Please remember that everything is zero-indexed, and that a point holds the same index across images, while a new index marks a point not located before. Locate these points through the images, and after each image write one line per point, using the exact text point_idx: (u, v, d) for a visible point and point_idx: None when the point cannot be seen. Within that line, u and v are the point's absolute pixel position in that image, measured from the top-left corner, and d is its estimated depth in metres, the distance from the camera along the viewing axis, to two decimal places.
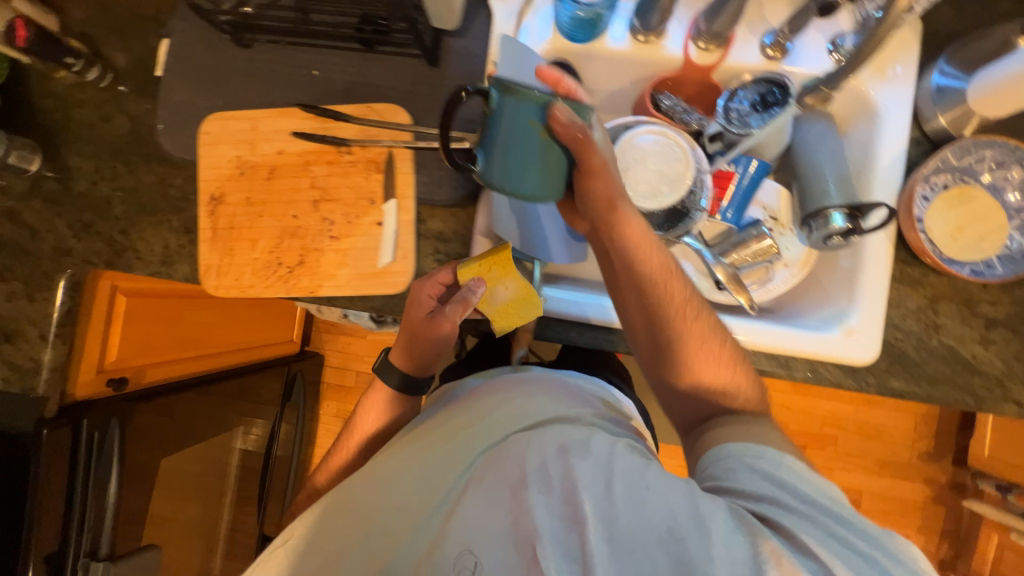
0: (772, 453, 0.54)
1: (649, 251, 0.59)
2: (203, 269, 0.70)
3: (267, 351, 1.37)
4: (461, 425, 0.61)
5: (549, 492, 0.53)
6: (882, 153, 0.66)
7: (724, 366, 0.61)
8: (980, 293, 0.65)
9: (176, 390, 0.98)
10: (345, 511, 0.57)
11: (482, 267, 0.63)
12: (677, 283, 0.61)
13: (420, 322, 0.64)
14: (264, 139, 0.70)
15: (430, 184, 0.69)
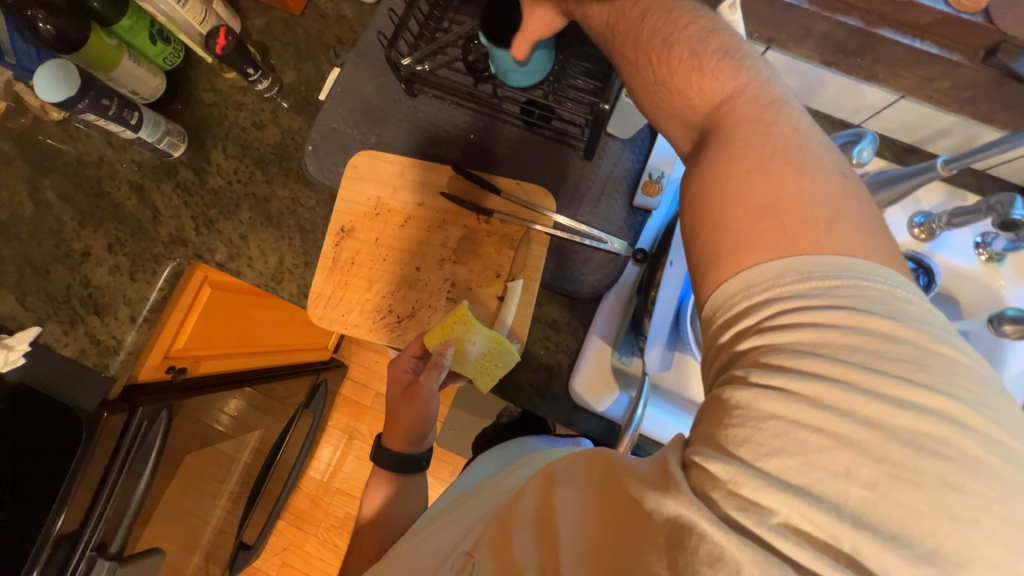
0: (803, 294, 0.33)
1: (688, 67, 0.41)
2: (313, 297, 0.69)
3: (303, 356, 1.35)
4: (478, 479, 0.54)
5: (538, 527, 0.40)
6: (1012, 361, 0.65)
7: (815, 172, 0.35)
8: None
9: (217, 388, 0.96)
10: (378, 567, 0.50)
11: (447, 329, 0.62)
12: (735, 91, 0.39)
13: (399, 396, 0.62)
14: (407, 187, 0.71)
15: (557, 273, 0.69)
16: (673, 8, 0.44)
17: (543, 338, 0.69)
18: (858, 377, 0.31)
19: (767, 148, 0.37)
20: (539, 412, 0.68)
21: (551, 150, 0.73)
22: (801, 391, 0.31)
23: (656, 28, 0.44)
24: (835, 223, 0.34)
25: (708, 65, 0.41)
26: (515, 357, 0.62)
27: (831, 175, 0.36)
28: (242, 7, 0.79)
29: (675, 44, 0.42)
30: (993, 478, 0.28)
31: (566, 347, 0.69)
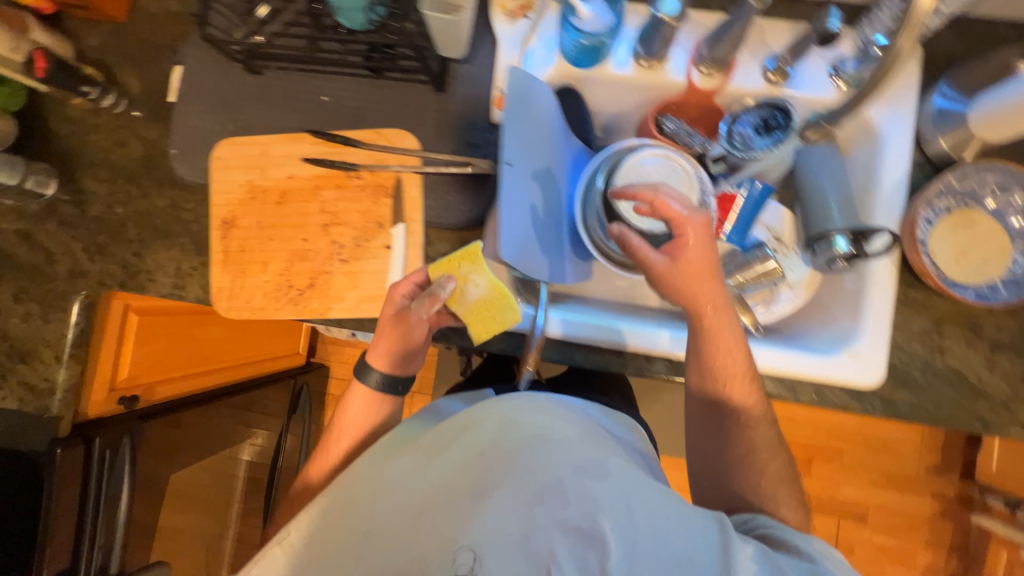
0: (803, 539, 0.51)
1: (728, 353, 0.61)
2: (215, 292, 0.71)
3: (274, 364, 1.38)
4: (462, 428, 0.56)
5: (562, 507, 0.46)
6: (885, 176, 0.67)
7: (742, 381, 0.62)
8: (986, 316, 0.65)
9: (182, 405, 1.00)
10: (352, 505, 0.52)
11: (454, 263, 0.65)
12: (734, 355, 0.61)
13: (390, 322, 0.64)
14: (274, 164, 0.71)
15: (439, 208, 0.70)
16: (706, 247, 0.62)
17: None
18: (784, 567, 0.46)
19: (727, 386, 0.62)
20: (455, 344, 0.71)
21: (405, 91, 0.72)
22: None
23: (698, 253, 0.61)
24: (768, 441, 0.63)
25: (733, 344, 0.62)
26: (511, 315, 0.64)
27: (747, 370, 0.62)
28: (71, 29, 0.77)
29: (692, 261, 0.62)
30: None
31: None
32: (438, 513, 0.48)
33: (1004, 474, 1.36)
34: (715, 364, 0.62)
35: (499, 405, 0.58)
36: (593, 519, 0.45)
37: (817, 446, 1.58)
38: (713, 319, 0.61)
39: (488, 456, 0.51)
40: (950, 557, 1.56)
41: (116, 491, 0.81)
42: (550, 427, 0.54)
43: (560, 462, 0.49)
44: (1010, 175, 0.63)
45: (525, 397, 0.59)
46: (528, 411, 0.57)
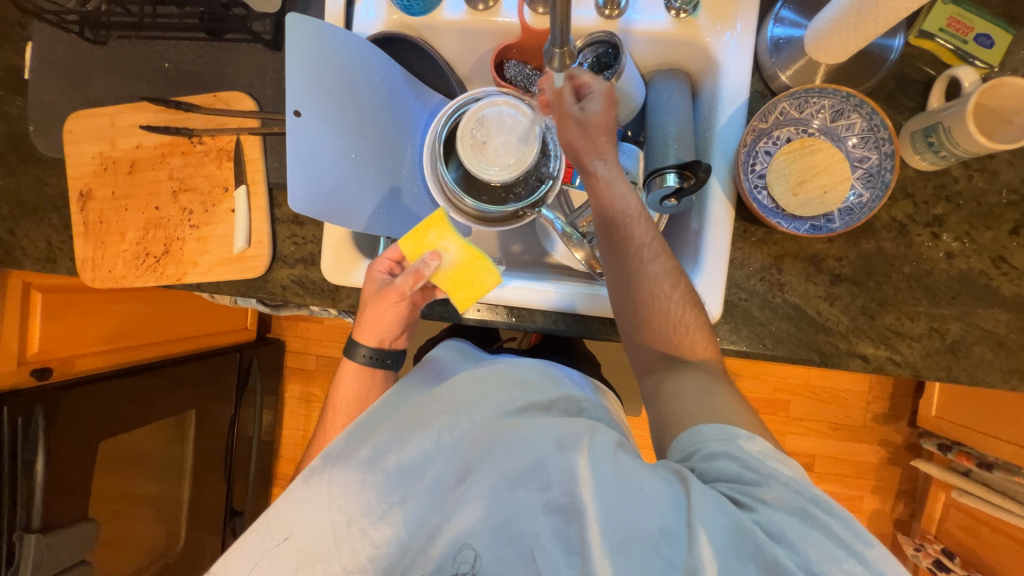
0: (741, 450, 0.48)
1: (639, 228, 0.60)
2: (80, 263, 0.74)
3: (217, 338, 1.45)
4: (441, 405, 0.56)
5: (544, 488, 0.48)
6: (722, 108, 0.65)
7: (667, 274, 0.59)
8: (825, 249, 0.64)
9: (118, 375, 1.07)
10: (333, 486, 0.51)
11: (422, 236, 0.63)
12: (642, 229, 0.60)
13: (373, 298, 0.65)
14: (122, 134, 0.72)
15: (281, 169, 0.71)
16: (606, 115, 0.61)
17: (292, 235, 0.72)
18: (741, 522, 0.43)
19: (635, 272, 0.60)
20: (308, 303, 0.72)
21: (242, 53, 0.71)
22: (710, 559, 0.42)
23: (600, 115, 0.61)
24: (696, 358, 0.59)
25: (636, 218, 0.60)
26: (492, 276, 0.62)
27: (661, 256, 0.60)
28: None
29: (593, 130, 0.60)
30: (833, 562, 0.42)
31: (314, 237, 0.72)
32: (423, 500, 0.51)
33: (941, 418, 1.35)
34: (633, 231, 0.60)
35: (482, 379, 0.60)
36: (573, 495, 0.47)
37: (764, 400, 1.58)
38: (602, 169, 0.61)
39: (471, 438, 0.53)
40: (897, 502, 1.57)
41: (32, 456, 0.87)
42: (531, 403, 0.56)
43: (538, 437, 0.51)
44: (843, 97, 0.61)
45: (520, 366, 0.61)
46: (512, 384, 0.59)
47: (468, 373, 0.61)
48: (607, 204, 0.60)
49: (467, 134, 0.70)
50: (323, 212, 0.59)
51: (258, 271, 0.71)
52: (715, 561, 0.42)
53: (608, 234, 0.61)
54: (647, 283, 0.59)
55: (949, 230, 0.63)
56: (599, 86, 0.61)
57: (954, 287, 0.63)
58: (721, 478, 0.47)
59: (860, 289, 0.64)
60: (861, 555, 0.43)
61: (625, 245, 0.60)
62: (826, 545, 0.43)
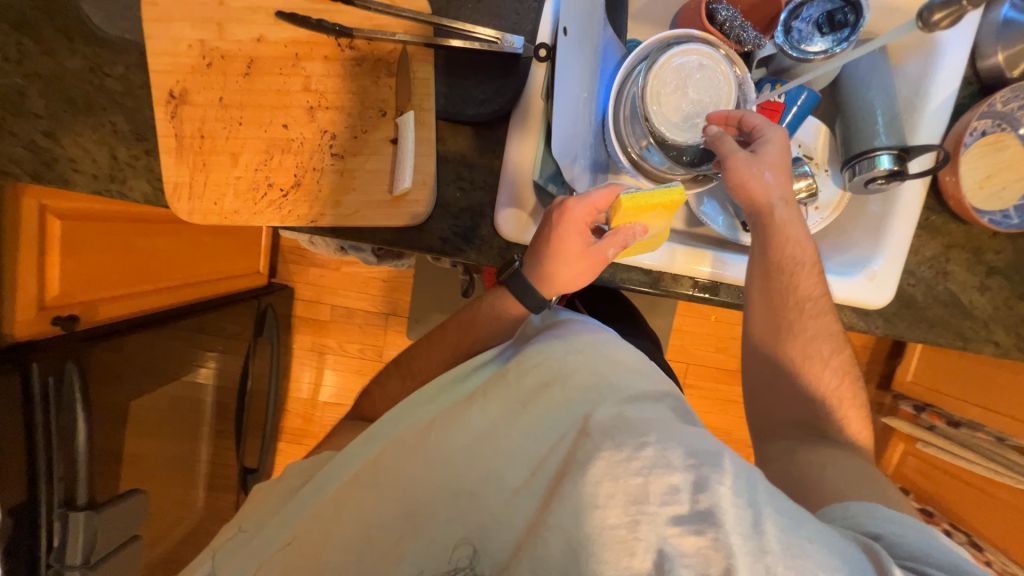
0: (914, 524, 0.45)
1: (803, 273, 0.61)
2: (170, 190, 0.57)
3: (231, 283, 1.25)
4: (553, 393, 0.54)
5: (676, 507, 0.40)
6: (933, 93, 0.64)
7: (813, 315, 0.62)
8: (989, 243, 0.68)
9: (149, 322, 0.90)
10: (434, 459, 0.51)
11: (649, 207, 0.56)
12: (808, 276, 0.61)
13: (562, 242, 0.57)
14: (235, 18, 0.54)
15: (453, 96, 0.59)
16: (782, 161, 0.59)
17: (457, 178, 0.61)
18: None
19: (792, 323, 0.62)
20: (469, 259, 0.63)
21: None
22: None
23: (778, 158, 0.59)
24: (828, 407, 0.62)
25: (807, 264, 0.61)
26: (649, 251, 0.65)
27: (822, 309, 0.62)
28: None
29: (768, 171, 0.59)
30: None
31: (485, 183, 0.61)
32: (524, 496, 0.48)
33: (915, 381, 1.60)
34: (786, 264, 0.60)
35: (590, 367, 0.56)
36: (710, 532, 0.38)
37: None
38: (782, 210, 0.60)
39: (572, 434, 0.50)
40: None
41: (71, 423, 0.70)
42: (641, 398, 0.52)
43: (665, 444, 0.44)
44: None
45: (622, 351, 0.61)
46: (620, 382, 0.55)
47: (581, 358, 0.57)
48: (762, 234, 0.61)
49: (659, 81, 0.63)
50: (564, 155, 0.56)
51: (417, 219, 0.60)
52: None
53: (770, 276, 0.62)
54: (802, 332, 0.62)
55: None
56: (772, 131, 0.60)
57: None
58: (914, 559, 0.41)
59: (1007, 281, 0.70)
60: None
61: (780, 284, 0.61)
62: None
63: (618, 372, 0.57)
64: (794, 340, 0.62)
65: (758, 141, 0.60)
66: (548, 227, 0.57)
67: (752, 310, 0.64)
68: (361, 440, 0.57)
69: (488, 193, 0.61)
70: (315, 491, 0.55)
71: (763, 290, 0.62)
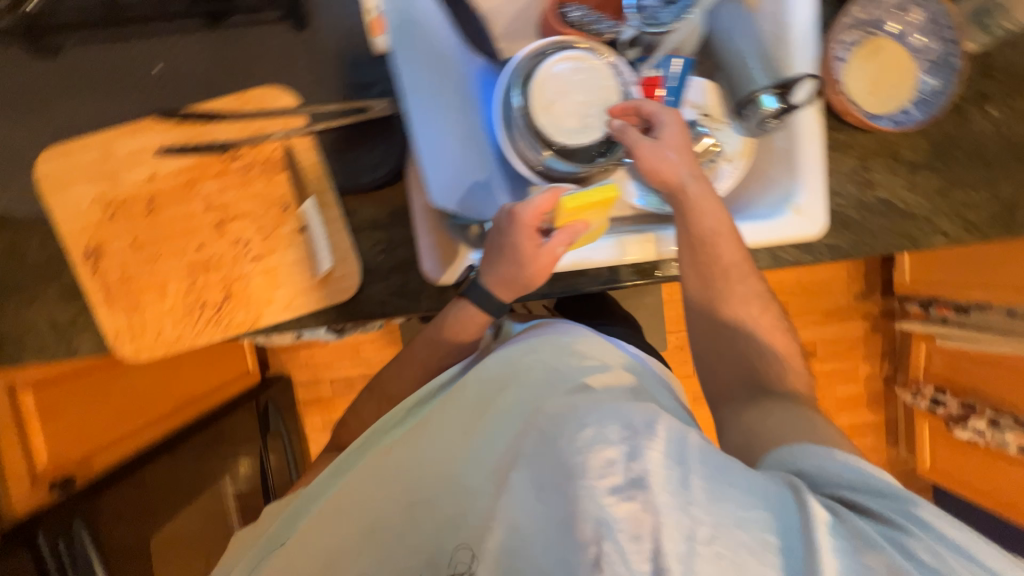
0: (847, 456, 0.46)
1: (722, 235, 0.61)
2: (113, 338, 0.59)
3: (224, 391, 1.27)
4: (504, 407, 0.55)
5: (608, 480, 0.41)
6: (796, 22, 0.64)
7: (739, 272, 0.63)
8: (901, 142, 0.68)
9: (144, 461, 0.89)
10: (389, 479, 0.54)
11: (588, 203, 0.57)
12: (730, 243, 0.61)
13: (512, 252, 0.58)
14: (125, 166, 0.57)
15: (347, 170, 0.61)
16: (683, 141, 0.62)
17: (376, 242, 0.63)
18: (865, 532, 0.38)
19: (723, 287, 0.63)
20: (412, 313, 0.65)
21: (261, 39, 0.58)
22: (829, 562, 0.36)
23: (676, 139, 0.62)
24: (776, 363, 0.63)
25: (726, 230, 0.61)
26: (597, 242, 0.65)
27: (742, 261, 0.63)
28: None
29: (670, 152, 0.61)
30: None
31: (403, 238, 0.63)
32: (476, 500, 0.50)
33: (914, 281, 1.57)
34: (698, 220, 0.61)
35: (536, 370, 0.58)
36: (641, 497, 0.39)
37: None
38: (695, 187, 0.61)
39: (523, 431, 0.51)
40: (883, 363, 1.83)
41: None
42: (585, 386, 0.53)
43: (604, 419, 0.45)
44: None
45: (569, 339, 0.62)
46: (568, 376, 0.56)
47: (521, 364, 0.58)
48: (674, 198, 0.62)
49: (541, 95, 0.64)
50: (453, 200, 0.58)
51: (350, 292, 0.62)
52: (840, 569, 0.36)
53: (695, 250, 0.62)
54: (734, 297, 0.64)
55: (994, 102, 0.69)
56: (668, 117, 0.63)
57: (1002, 153, 0.71)
58: (837, 487, 0.43)
59: (934, 172, 0.70)
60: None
61: (706, 254, 0.62)
62: (948, 554, 0.37)
63: (569, 370, 0.57)
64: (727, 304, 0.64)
65: (658, 126, 0.63)
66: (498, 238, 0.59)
67: (688, 283, 0.65)
68: (330, 472, 0.60)
69: (410, 247, 0.63)
70: (286, 527, 0.57)
71: (694, 265, 0.63)
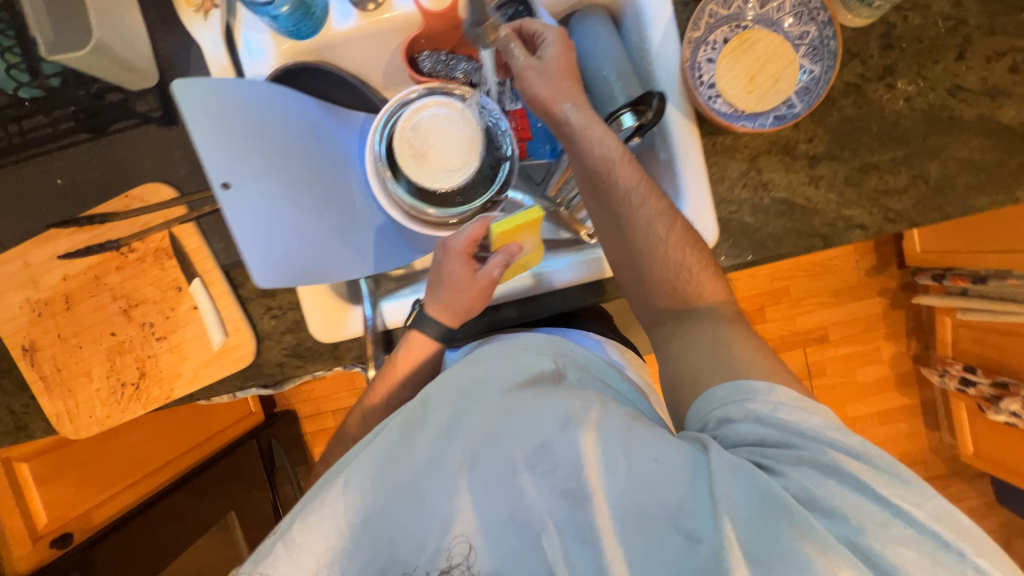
0: (762, 388, 0.49)
1: (620, 163, 0.55)
2: (55, 420, 0.67)
3: (235, 427, 1.35)
4: (444, 398, 0.52)
5: (551, 473, 0.46)
6: (651, 32, 0.61)
7: (653, 197, 0.57)
8: (794, 135, 0.63)
9: (140, 510, 0.98)
10: (333, 498, 0.46)
11: (517, 228, 0.55)
12: (628, 170, 0.56)
13: (456, 278, 0.59)
14: (43, 271, 0.65)
15: (230, 247, 0.65)
16: (568, 65, 0.58)
17: (268, 309, 0.67)
18: (767, 482, 0.42)
19: (628, 214, 0.56)
20: (310, 371, 0.68)
21: (138, 140, 0.64)
22: (728, 513, 0.41)
23: (560, 60, 0.57)
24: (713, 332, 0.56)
25: (619, 159, 0.55)
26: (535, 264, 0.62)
27: (645, 183, 0.57)
28: None
29: (554, 78, 0.57)
30: (912, 532, 0.39)
31: (290, 302, 0.67)
32: (416, 505, 0.46)
33: (927, 253, 1.40)
34: (619, 182, 0.55)
35: (491, 360, 0.54)
36: (581, 480, 0.45)
37: (764, 293, 1.62)
38: (577, 116, 0.56)
39: (472, 427, 0.49)
40: (910, 341, 1.65)
41: None
42: (537, 376, 0.53)
43: (544, 411, 0.48)
44: None
45: (529, 339, 0.59)
46: (518, 365, 0.54)
47: (471, 358, 0.56)
48: (583, 163, 0.56)
49: (403, 145, 0.64)
50: (295, 277, 0.55)
51: (248, 358, 0.66)
52: (736, 522, 0.40)
53: (592, 183, 0.56)
54: (642, 226, 0.57)
55: (902, 76, 0.63)
56: (551, 36, 0.57)
57: (922, 129, 0.63)
58: (747, 444, 0.46)
59: (838, 162, 0.64)
60: (905, 514, 0.40)
61: (604, 185, 0.56)
62: (844, 491, 0.42)
63: (518, 355, 0.55)
64: (643, 234, 0.57)
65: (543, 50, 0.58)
66: (441, 268, 0.59)
67: (596, 220, 0.59)
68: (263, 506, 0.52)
69: (298, 310, 0.67)
70: None
71: (591, 197, 0.57)
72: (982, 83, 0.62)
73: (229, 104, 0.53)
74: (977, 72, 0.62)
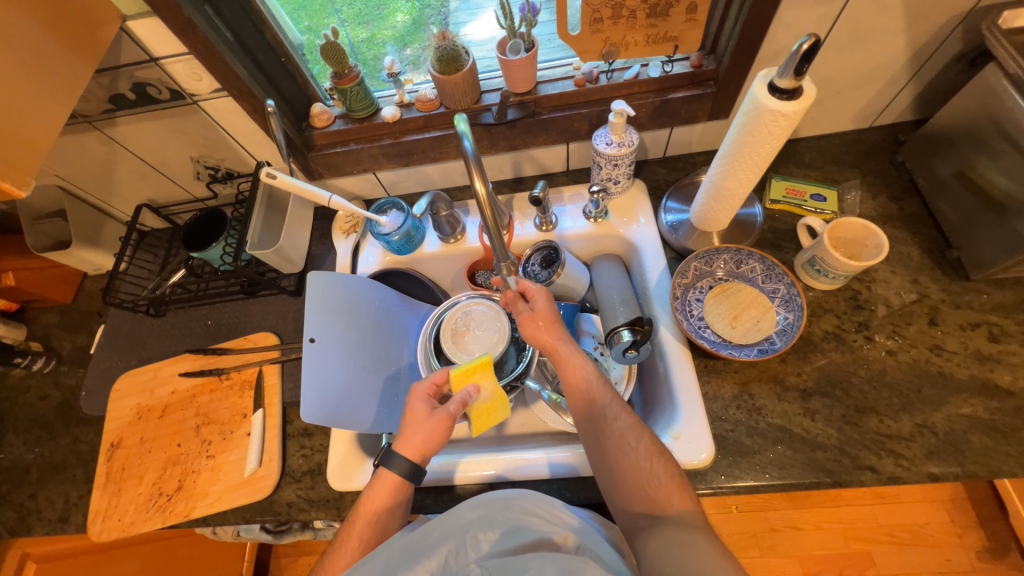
0: None
1: (596, 388, 0.62)
2: (92, 516, 0.76)
3: None
4: (445, 534, 0.57)
5: None
6: (650, 274, 0.81)
7: (631, 419, 0.60)
8: (782, 368, 0.71)
9: None
10: None
11: (471, 371, 0.68)
12: (604, 392, 0.62)
13: (419, 414, 0.63)
14: (161, 383, 0.85)
15: (295, 388, 0.81)
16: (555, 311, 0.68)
17: (301, 447, 0.77)
18: None
19: (614, 444, 0.58)
20: (312, 516, 0.72)
21: (272, 302, 0.91)
22: None
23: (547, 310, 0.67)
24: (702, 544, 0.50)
25: (596, 388, 0.63)
26: (506, 410, 0.69)
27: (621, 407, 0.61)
28: (30, 315, 1.00)
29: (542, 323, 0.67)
30: None
31: (321, 445, 0.77)
32: None
33: None
34: (593, 396, 0.62)
35: (490, 515, 0.58)
36: None
37: (841, 556, 1.34)
38: (565, 349, 0.65)
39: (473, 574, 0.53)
40: None
41: None
42: (535, 543, 0.55)
43: (545, 564, 0.51)
44: (737, 251, 0.77)
45: (522, 496, 0.59)
46: (512, 526, 0.57)
47: (479, 504, 0.59)
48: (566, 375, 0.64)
49: (452, 324, 0.83)
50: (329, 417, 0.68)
51: (263, 491, 0.73)
52: None
53: (585, 412, 0.62)
54: (626, 449, 0.57)
55: (878, 332, 0.71)
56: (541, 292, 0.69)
57: (914, 381, 0.68)
58: None
59: (831, 399, 0.68)
60: None
61: (591, 416, 0.61)
62: None
63: (518, 512, 0.58)
64: (628, 462, 0.56)
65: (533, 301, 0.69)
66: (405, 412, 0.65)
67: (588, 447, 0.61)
68: None
69: (323, 453, 0.76)
70: None
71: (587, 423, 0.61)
72: (963, 347, 0.69)
73: (342, 290, 0.77)
74: (957, 338, 0.69)
